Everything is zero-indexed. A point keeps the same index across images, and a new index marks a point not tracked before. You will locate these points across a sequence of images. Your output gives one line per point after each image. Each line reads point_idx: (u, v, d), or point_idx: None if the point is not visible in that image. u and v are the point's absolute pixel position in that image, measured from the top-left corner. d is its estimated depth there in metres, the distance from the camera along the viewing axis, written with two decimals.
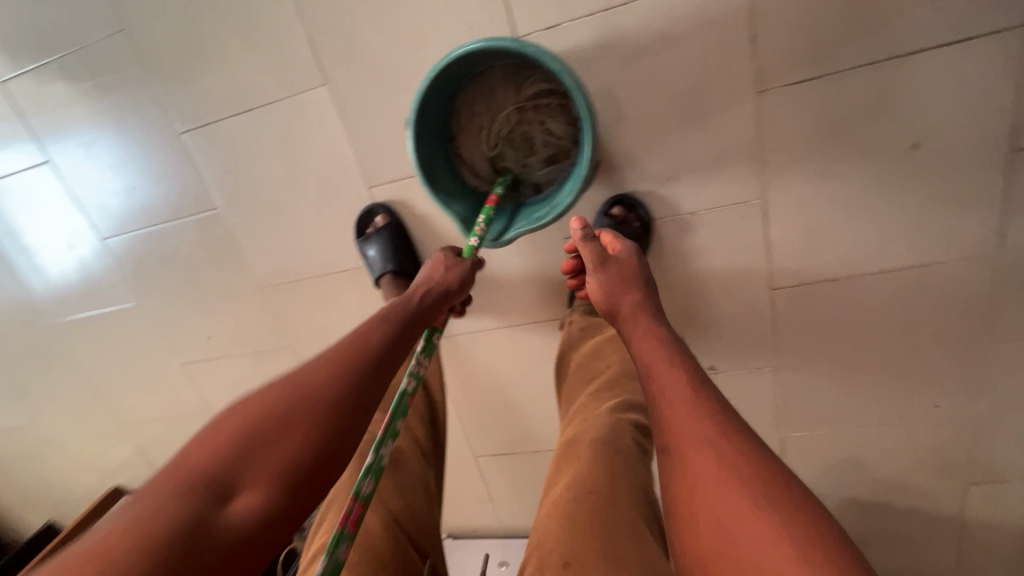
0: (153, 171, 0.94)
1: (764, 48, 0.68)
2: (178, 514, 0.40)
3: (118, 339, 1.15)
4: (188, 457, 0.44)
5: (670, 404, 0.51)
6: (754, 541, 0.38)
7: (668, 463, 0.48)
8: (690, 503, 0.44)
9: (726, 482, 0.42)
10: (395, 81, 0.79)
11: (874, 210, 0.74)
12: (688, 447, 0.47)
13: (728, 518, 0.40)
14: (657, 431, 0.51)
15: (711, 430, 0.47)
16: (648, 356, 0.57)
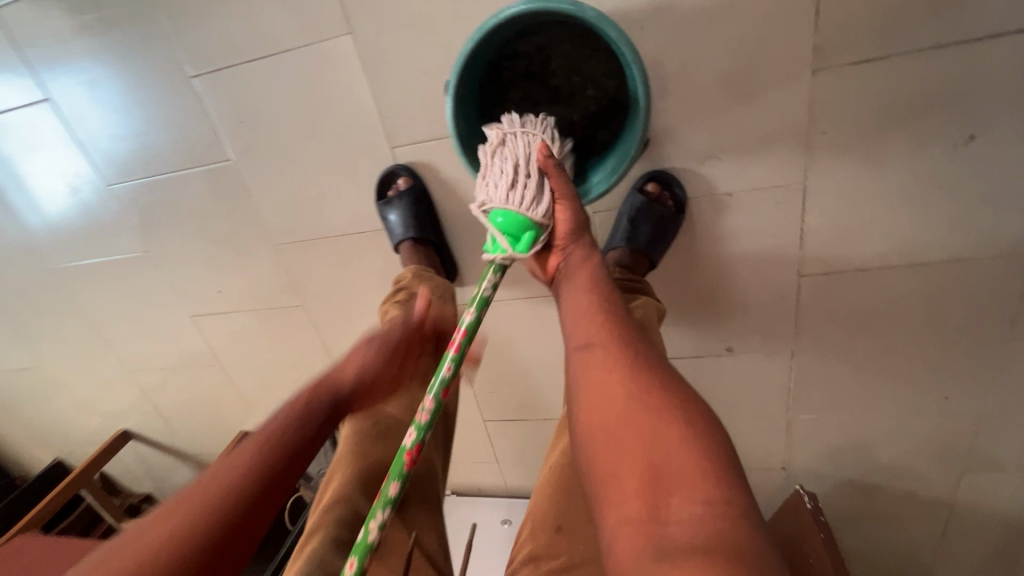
0: (161, 116, 0.89)
1: (828, 23, 0.64)
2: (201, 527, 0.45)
3: (124, 288, 1.13)
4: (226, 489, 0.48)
5: (581, 323, 0.51)
6: (686, 475, 0.38)
7: (601, 412, 0.44)
8: (619, 443, 0.41)
9: (666, 427, 0.41)
10: (426, 33, 0.74)
11: (917, 201, 0.72)
12: (596, 360, 0.48)
13: (664, 458, 0.39)
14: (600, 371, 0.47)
15: (620, 344, 0.48)
16: (590, 311, 0.52)
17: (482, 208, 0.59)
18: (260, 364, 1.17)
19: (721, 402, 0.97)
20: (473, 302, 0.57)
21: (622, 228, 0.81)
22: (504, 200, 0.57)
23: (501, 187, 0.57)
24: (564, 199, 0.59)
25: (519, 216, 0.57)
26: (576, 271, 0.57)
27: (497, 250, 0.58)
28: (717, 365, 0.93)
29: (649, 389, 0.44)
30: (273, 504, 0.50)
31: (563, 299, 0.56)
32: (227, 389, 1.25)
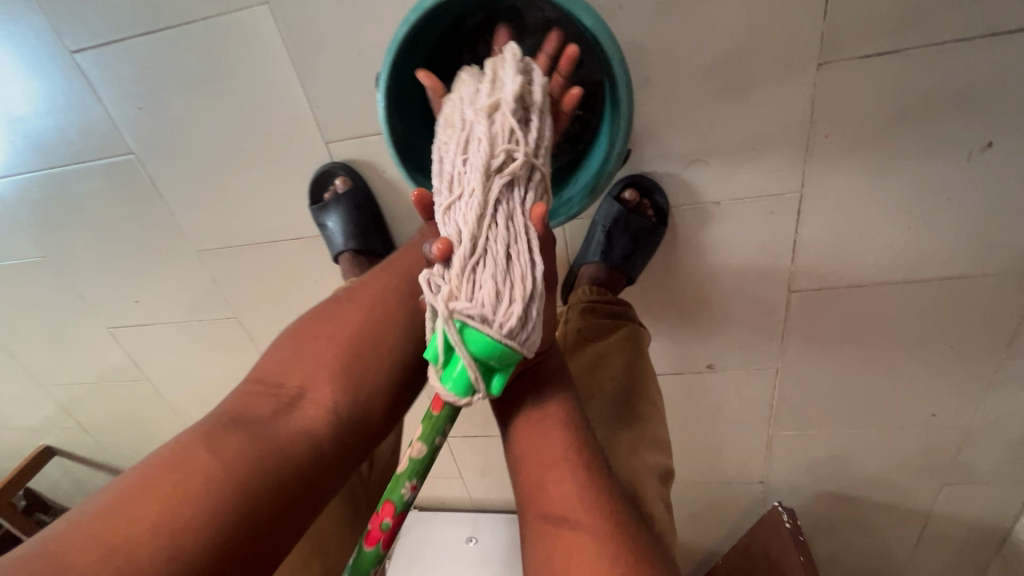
0: (42, 99, 0.73)
1: (837, 7, 0.54)
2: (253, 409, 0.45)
3: (23, 297, 0.97)
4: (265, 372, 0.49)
5: (551, 484, 0.44)
6: None
7: None
8: None
9: None
10: (362, 5, 0.61)
11: (922, 213, 0.65)
12: (574, 546, 0.40)
13: None
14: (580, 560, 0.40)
15: (599, 517, 0.42)
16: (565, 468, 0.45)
17: (455, 315, 0.40)
18: (193, 380, 1.04)
19: (699, 418, 0.90)
20: (412, 475, 0.46)
21: (596, 240, 0.72)
22: (503, 330, 0.40)
23: (502, 305, 0.40)
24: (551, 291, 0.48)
25: (510, 353, 0.41)
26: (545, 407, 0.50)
27: (457, 381, 0.42)
28: (697, 381, 0.86)
29: None
30: (321, 369, 0.49)
31: (529, 444, 0.48)
32: (158, 405, 1.12)
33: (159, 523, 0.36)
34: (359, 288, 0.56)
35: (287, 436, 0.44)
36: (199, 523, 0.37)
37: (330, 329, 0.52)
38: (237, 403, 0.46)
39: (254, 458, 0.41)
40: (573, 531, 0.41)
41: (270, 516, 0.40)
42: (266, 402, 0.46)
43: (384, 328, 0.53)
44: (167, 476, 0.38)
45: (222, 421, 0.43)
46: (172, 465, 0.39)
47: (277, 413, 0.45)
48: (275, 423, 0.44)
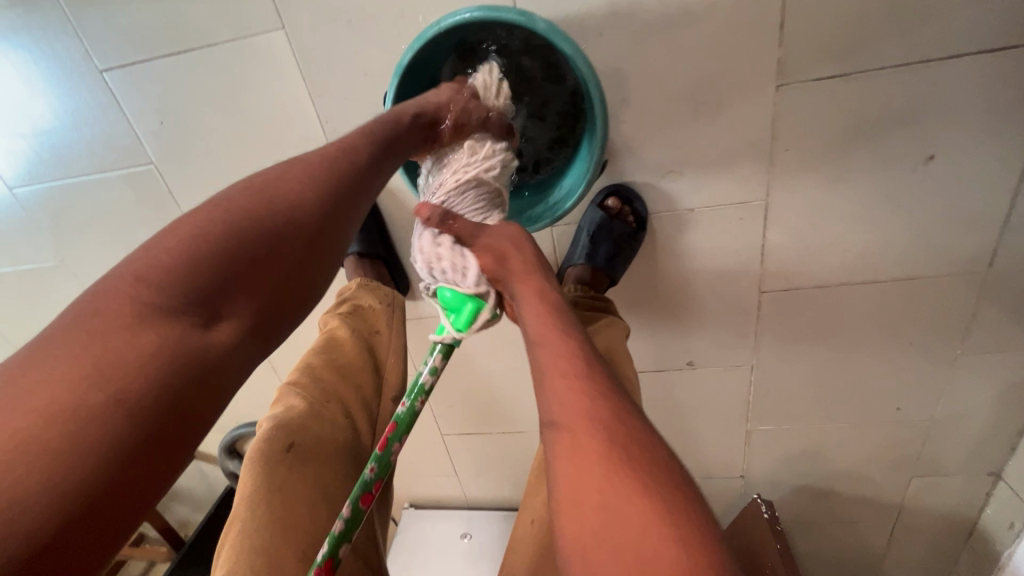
0: (68, 113, 0.79)
1: (792, 36, 0.61)
2: (156, 337, 0.38)
3: (34, 301, 1.01)
4: (149, 268, 0.40)
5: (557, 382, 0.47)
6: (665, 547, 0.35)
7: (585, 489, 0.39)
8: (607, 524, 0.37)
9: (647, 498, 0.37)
10: (369, 32, 0.67)
11: (876, 219, 0.71)
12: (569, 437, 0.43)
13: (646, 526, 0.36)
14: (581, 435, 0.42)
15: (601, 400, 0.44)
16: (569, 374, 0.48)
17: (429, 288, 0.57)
18: None
19: (682, 414, 0.96)
20: (418, 395, 0.57)
21: (582, 244, 0.78)
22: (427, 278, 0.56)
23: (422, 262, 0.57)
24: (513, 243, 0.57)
25: (465, 300, 0.53)
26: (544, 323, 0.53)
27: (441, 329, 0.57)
28: (679, 378, 0.91)
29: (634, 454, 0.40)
30: (223, 276, 0.42)
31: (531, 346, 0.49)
32: None
33: (26, 456, 0.32)
34: (269, 177, 0.48)
35: (182, 348, 0.39)
36: (80, 456, 0.33)
37: (232, 224, 0.43)
38: (100, 304, 0.38)
39: (153, 401, 0.37)
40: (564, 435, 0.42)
41: (164, 435, 0.37)
42: (142, 305, 0.39)
43: (288, 234, 0.46)
44: (29, 401, 0.34)
45: (95, 333, 0.37)
46: (40, 388, 0.34)
47: (166, 321, 0.39)
48: (147, 331, 0.38)
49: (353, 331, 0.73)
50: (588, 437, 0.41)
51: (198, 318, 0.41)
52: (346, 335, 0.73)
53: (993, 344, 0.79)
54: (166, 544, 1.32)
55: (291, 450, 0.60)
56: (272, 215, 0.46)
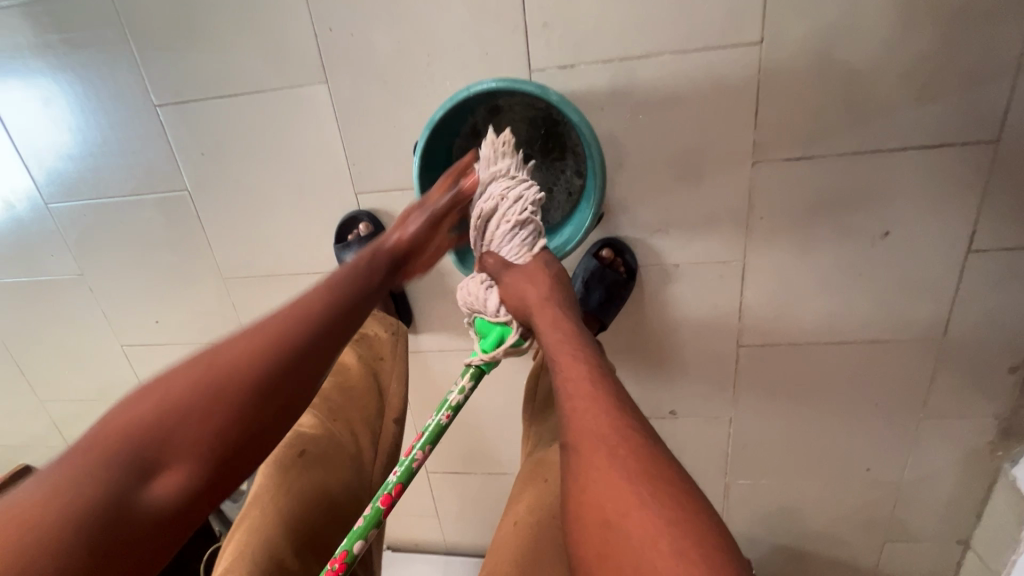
0: (117, 140, 0.87)
1: (765, 122, 0.71)
2: (108, 486, 0.41)
3: (45, 311, 1.04)
4: (108, 423, 0.44)
5: (575, 408, 0.52)
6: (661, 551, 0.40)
7: (600, 511, 0.45)
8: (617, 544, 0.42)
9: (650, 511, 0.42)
10: (401, 92, 0.77)
11: (842, 285, 0.79)
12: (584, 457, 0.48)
13: (650, 532, 0.41)
14: (585, 453, 0.48)
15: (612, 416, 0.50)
16: (580, 399, 0.52)
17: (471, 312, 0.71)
18: None
19: None
20: (448, 408, 0.63)
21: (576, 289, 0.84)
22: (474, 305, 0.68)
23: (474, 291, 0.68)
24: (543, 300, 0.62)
25: (495, 327, 0.66)
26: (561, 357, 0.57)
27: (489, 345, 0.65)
28: (661, 426, 0.95)
29: (636, 465, 0.45)
30: (181, 433, 0.45)
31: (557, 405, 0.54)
32: None
33: None
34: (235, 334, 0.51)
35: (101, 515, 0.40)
36: None
37: (196, 378, 0.47)
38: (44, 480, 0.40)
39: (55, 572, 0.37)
40: (597, 496, 0.45)
41: None
42: (91, 468, 0.41)
43: (244, 387, 0.48)
44: None
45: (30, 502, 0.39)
46: None
47: (105, 481, 0.41)
48: (85, 492, 0.40)
49: (360, 358, 0.81)
50: (605, 503, 0.44)
51: (146, 472, 0.43)
52: (353, 361, 0.80)
53: (952, 410, 0.85)
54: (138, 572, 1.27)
55: (303, 456, 0.67)
56: (226, 368, 0.48)
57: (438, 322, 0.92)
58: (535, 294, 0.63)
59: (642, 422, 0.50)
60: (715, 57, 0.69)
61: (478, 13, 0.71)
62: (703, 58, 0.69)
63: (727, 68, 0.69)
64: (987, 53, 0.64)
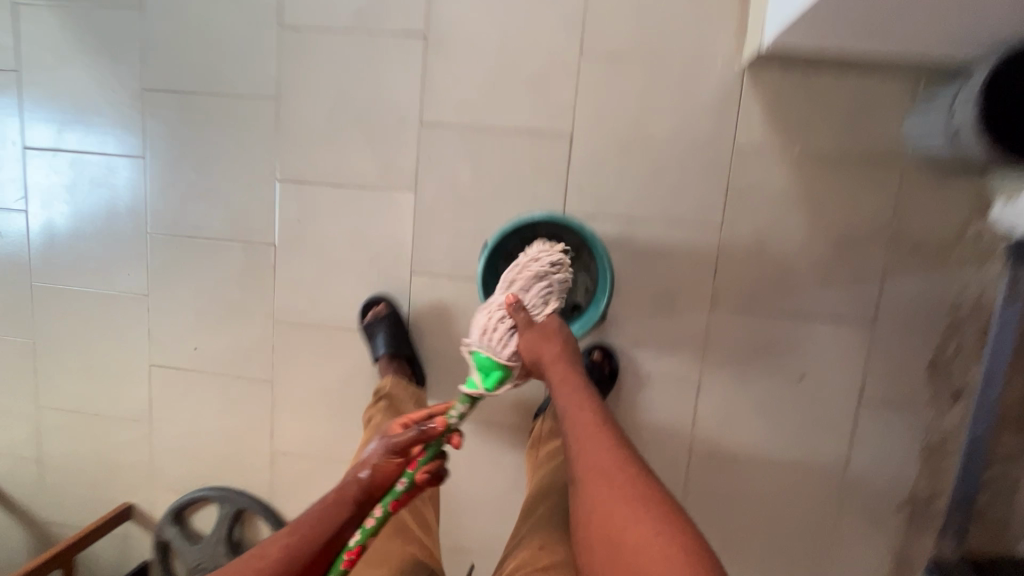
0: (232, 198, 1.10)
1: (722, 279, 1.00)
2: None
3: (99, 320, 1.17)
4: None
5: (585, 448, 0.68)
6: (655, 555, 0.55)
7: (609, 527, 0.60)
8: (620, 550, 0.58)
9: (648, 524, 0.58)
10: (467, 208, 1.04)
11: (771, 413, 1.02)
12: (598, 485, 0.64)
13: (648, 541, 0.57)
14: (595, 482, 0.64)
15: (616, 453, 0.66)
16: (590, 442, 0.68)
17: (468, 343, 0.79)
18: (194, 429, 1.17)
19: None
20: (447, 431, 0.73)
21: None
22: (489, 338, 0.77)
23: (491, 325, 0.78)
24: (565, 358, 0.78)
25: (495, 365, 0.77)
26: (574, 403, 0.73)
27: (489, 385, 0.77)
28: None
29: (634, 494, 0.61)
30: None
31: (573, 449, 0.70)
32: (139, 453, 1.20)
33: None
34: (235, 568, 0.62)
35: None
36: None
37: None
38: None
39: None
40: (606, 512, 0.61)
41: None
42: None
43: None
44: None
45: None
46: None
47: None
48: None
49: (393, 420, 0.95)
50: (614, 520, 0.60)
51: None
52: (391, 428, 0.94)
53: (856, 539, 1.03)
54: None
55: None
56: None
57: (448, 389, 1.09)
58: (555, 349, 0.78)
59: (642, 462, 0.66)
60: (693, 230, 0.99)
61: (536, 168, 1.01)
62: (685, 229, 0.99)
63: (700, 239, 0.99)
64: (864, 265, 0.96)
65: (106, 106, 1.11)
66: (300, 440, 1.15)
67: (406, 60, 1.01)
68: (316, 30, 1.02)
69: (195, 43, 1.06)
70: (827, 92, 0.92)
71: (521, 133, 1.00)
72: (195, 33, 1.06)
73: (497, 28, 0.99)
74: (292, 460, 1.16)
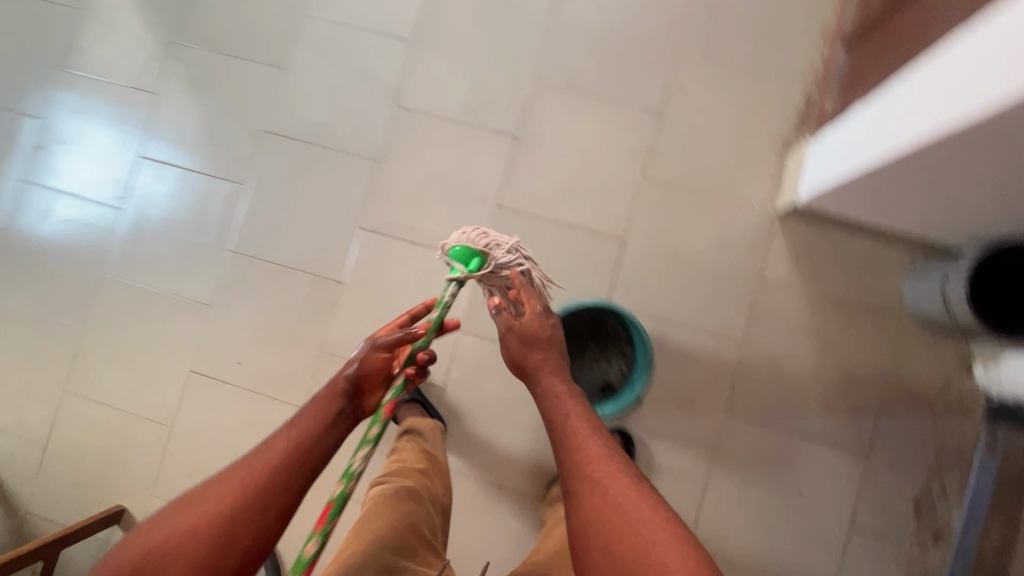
0: (313, 234, 1.22)
1: (738, 389, 1.11)
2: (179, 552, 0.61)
3: (155, 320, 1.24)
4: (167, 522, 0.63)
5: (569, 431, 0.75)
6: (639, 521, 0.63)
7: (592, 500, 0.67)
8: (602, 518, 0.65)
9: (630, 495, 0.65)
10: None
11: (767, 524, 1.08)
12: (582, 464, 0.70)
13: (630, 511, 0.64)
14: (579, 461, 0.71)
15: (597, 436, 0.74)
16: (576, 425, 0.75)
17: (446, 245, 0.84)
18: (213, 442, 1.20)
19: None
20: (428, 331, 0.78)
21: None
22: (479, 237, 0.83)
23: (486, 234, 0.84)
24: (546, 324, 0.86)
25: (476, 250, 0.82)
26: (560, 391, 0.81)
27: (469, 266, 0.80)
28: None
29: (615, 470, 0.68)
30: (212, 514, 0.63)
31: (559, 430, 0.76)
32: (150, 456, 1.21)
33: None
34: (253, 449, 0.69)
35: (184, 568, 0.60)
36: None
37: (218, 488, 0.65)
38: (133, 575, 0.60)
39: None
40: (598, 524, 0.64)
41: None
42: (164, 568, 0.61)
43: (256, 482, 0.65)
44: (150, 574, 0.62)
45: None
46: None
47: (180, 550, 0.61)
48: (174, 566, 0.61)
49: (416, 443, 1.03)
50: (598, 493, 0.67)
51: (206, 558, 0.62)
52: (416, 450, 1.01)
53: None
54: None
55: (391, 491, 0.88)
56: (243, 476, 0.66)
57: (470, 446, 1.15)
58: (539, 320, 0.86)
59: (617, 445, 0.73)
60: (718, 341, 1.12)
61: (589, 261, 1.15)
62: (711, 339, 1.12)
63: (723, 350, 1.11)
64: (862, 400, 1.09)
65: (225, 137, 1.27)
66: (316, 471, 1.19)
67: (495, 153, 1.19)
68: (425, 114, 1.22)
69: (319, 104, 1.24)
70: (841, 247, 1.11)
71: (581, 230, 1.16)
72: (322, 95, 1.24)
73: (577, 143, 1.18)
74: None
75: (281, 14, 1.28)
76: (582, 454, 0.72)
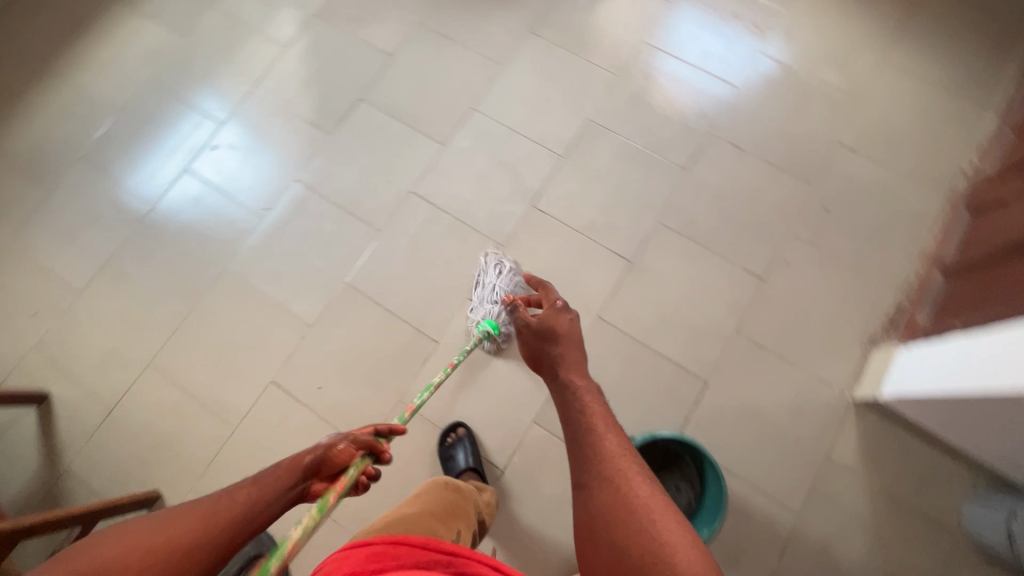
0: (425, 292, 1.32)
1: (785, 562, 1.11)
2: None
3: (256, 324, 1.32)
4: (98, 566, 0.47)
5: (582, 424, 0.67)
6: (648, 522, 0.55)
7: (600, 496, 0.60)
8: (612, 514, 0.57)
9: (641, 495, 0.58)
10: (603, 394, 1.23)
11: None
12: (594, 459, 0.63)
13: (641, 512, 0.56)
14: (591, 455, 0.63)
15: (610, 430, 0.66)
16: (591, 416, 0.67)
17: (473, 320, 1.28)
18: (267, 460, 1.22)
19: None
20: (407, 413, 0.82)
21: None
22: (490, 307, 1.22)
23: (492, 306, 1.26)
24: (568, 321, 0.84)
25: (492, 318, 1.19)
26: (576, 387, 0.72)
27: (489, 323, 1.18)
28: None
29: (630, 470, 0.61)
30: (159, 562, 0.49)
31: (572, 420, 0.69)
32: (204, 453, 1.24)
33: None
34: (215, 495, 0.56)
35: None
36: None
37: (160, 529, 0.51)
38: None
39: None
40: (611, 520, 0.57)
41: None
42: None
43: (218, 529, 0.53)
44: None
45: None
46: None
47: None
48: None
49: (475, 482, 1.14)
50: (606, 490, 0.59)
51: None
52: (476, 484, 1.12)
53: None
54: (40, 557, 1.11)
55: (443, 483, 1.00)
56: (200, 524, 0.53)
57: (511, 538, 1.16)
58: (557, 321, 0.83)
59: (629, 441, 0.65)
60: (774, 507, 1.15)
61: (669, 393, 1.22)
62: (768, 503, 1.15)
63: (778, 518, 1.14)
64: None
65: (374, 185, 1.41)
66: (355, 519, 1.19)
67: (608, 271, 1.31)
68: (555, 220, 1.36)
69: (466, 184, 1.40)
70: (907, 452, 1.16)
71: (669, 362, 1.24)
72: (469, 177, 1.40)
73: (682, 284, 1.30)
74: (336, 532, 1.18)
75: (456, 103, 1.47)
76: (593, 447, 0.64)
